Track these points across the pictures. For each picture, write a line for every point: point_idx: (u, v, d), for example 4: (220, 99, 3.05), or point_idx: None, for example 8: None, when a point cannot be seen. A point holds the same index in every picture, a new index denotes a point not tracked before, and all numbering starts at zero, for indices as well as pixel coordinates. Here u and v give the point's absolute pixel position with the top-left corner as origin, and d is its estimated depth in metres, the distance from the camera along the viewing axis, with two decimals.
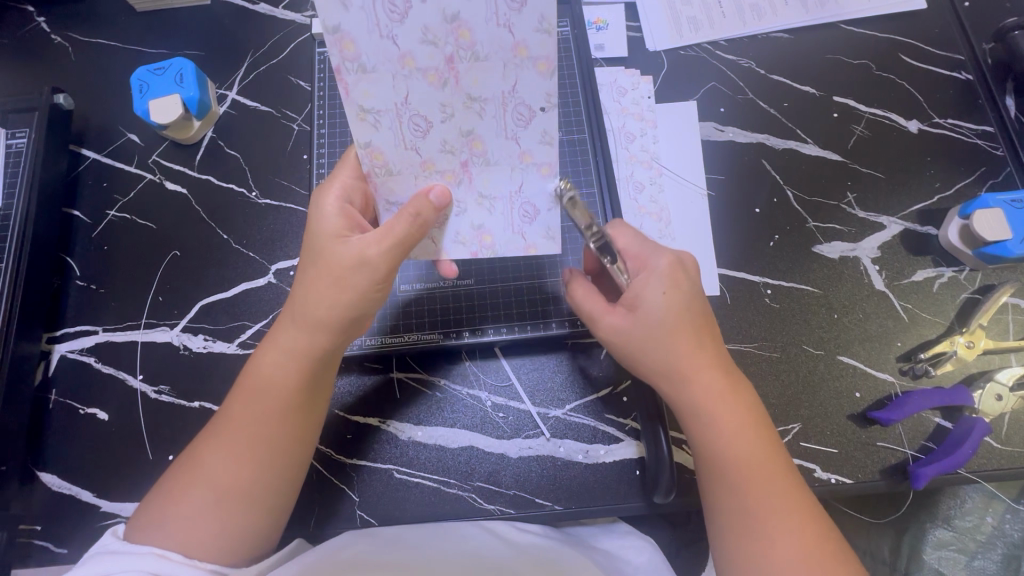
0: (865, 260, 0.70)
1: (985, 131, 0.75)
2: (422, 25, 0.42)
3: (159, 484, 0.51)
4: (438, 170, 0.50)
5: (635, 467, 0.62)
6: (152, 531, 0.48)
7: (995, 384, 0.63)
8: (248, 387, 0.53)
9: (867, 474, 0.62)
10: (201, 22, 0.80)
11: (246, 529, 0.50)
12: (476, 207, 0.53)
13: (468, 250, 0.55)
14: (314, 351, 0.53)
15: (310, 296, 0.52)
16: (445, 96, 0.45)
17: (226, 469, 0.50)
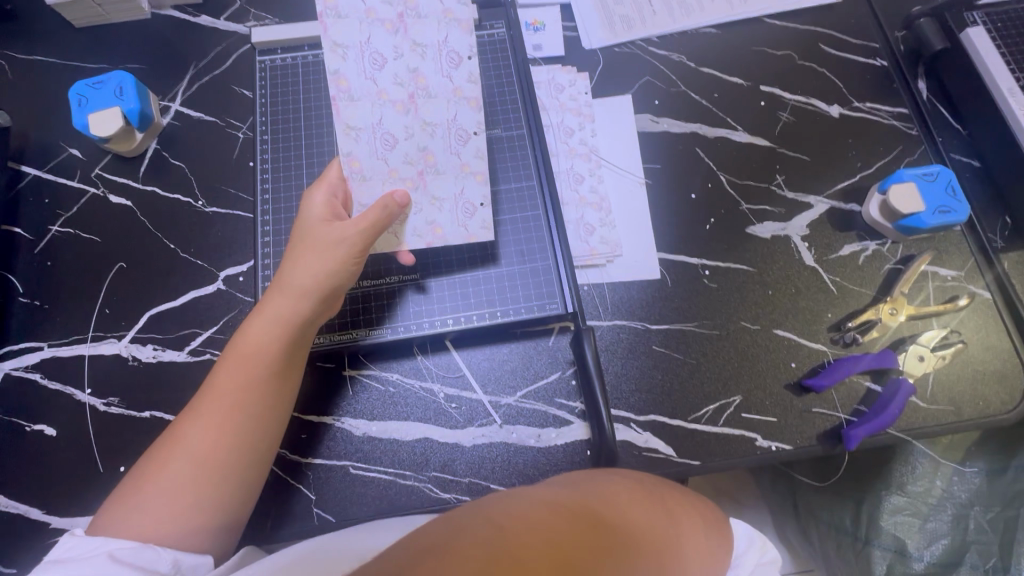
0: (795, 238, 0.73)
1: (900, 113, 0.80)
2: (394, 74, 0.58)
3: (130, 473, 0.52)
4: (400, 178, 0.60)
5: (585, 447, 0.64)
6: (122, 517, 0.48)
7: (916, 346, 0.67)
8: (231, 359, 0.56)
9: (805, 439, 0.66)
10: (142, 37, 0.81)
11: (215, 508, 0.51)
12: (431, 207, 0.62)
13: (422, 242, 0.62)
14: (295, 320, 0.57)
15: (295, 268, 0.58)
16: (409, 121, 0.59)
17: (203, 444, 0.52)
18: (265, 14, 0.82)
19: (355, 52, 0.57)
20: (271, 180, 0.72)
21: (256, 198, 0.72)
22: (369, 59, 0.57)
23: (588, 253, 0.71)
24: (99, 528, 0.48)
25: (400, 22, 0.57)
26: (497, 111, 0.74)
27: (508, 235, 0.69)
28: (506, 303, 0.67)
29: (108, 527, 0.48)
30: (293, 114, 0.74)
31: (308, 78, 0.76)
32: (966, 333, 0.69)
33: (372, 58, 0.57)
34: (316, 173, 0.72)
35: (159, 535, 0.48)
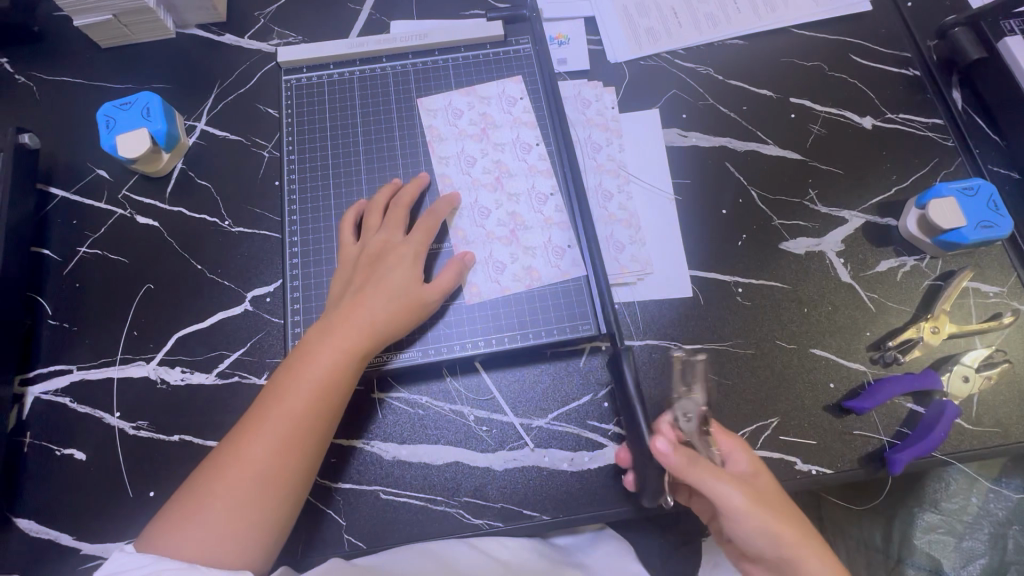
0: (830, 254, 0.72)
1: (935, 124, 0.78)
2: (484, 167, 0.71)
3: (182, 490, 0.53)
4: (496, 238, 0.68)
5: (620, 471, 0.63)
6: (186, 531, 0.50)
7: (961, 367, 0.64)
8: (297, 385, 0.55)
9: (846, 463, 0.64)
10: (168, 56, 0.81)
11: (262, 536, 0.52)
12: (524, 255, 0.68)
13: (521, 286, 0.67)
14: (359, 355, 0.58)
15: (371, 308, 0.59)
16: (498, 196, 0.70)
17: (268, 471, 0.52)
18: (288, 32, 0.82)
19: (453, 158, 0.72)
20: (298, 200, 0.72)
21: (282, 218, 0.72)
22: (464, 161, 0.72)
23: (619, 272, 0.70)
24: (152, 545, 0.50)
25: (484, 134, 0.73)
26: (524, 126, 0.73)
27: (535, 253, 0.68)
28: (536, 324, 0.66)
29: (161, 547, 0.49)
30: (319, 132, 0.74)
31: (333, 96, 0.75)
32: (1011, 351, 0.67)
33: (466, 159, 0.72)
34: (342, 192, 0.72)
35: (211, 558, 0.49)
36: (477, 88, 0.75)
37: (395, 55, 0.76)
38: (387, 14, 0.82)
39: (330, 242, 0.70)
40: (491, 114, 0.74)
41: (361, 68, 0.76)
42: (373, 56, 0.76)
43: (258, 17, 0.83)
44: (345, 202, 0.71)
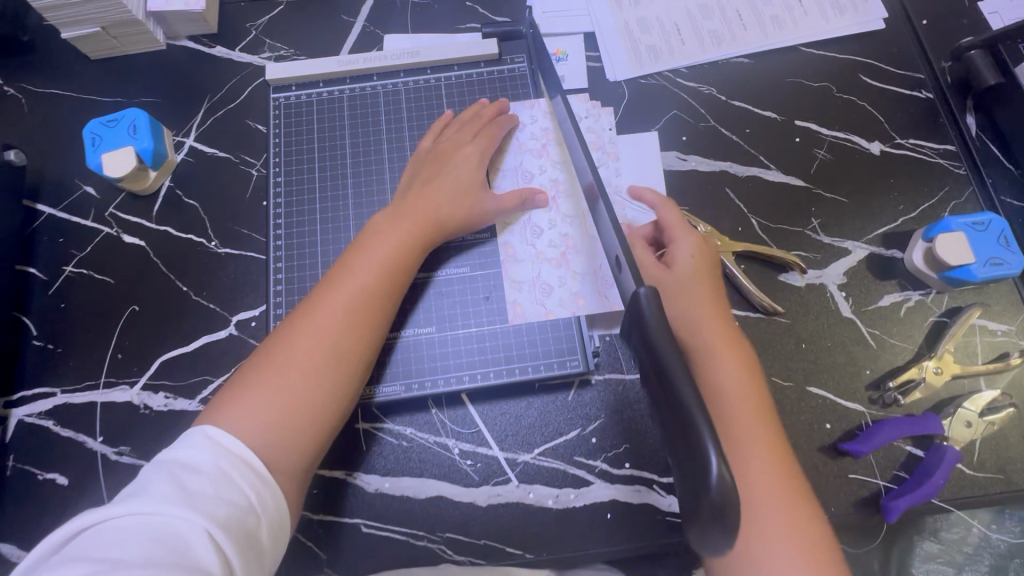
0: (831, 287, 0.69)
1: (946, 150, 0.75)
2: (543, 185, 0.69)
3: (249, 361, 0.54)
4: (547, 259, 0.66)
5: (607, 510, 0.62)
6: (251, 396, 0.51)
7: (963, 411, 0.62)
8: (360, 262, 0.57)
9: (842, 507, 0.62)
10: (158, 69, 0.80)
11: (324, 411, 0.52)
12: (573, 280, 0.66)
13: (567, 311, 0.65)
14: (419, 236, 0.60)
15: (436, 197, 0.62)
16: (552, 216, 0.68)
17: (335, 334, 0.54)
18: (280, 45, 0.80)
19: (511, 171, 0.70)
20: (284, 222, 0.70)
21: (268, 239, 0.70)
22: (522, 176, 0.69)
23: None
24: (217, 416, 0.50)
25: (546, 149, 0.70)
26: (519, 147, 0.70)
27: (543, 280, 0.66)
28: (524, 359, 0.64)
29: (230, 418, 0.49)
30: (307, 152, 0.72)
31: (322, 115, 0.73)
32: (1016, 394, 0.65)
33: (525, 173, 0.70)
34: (329, 214, 0.70)
35: (279, 436, 0.50)
36: (532, 102, 0.73)
37: (387, 72, 0.75)
38: (381, 27, 0.80)
39: (314, 265, 0.69)
40: (543, 130, 0.71)
41: (351, 86, 0.74)
42: (363, 73, 0.74)
43: (250, 29, 0.81)
44: (331, 225, 0.70)
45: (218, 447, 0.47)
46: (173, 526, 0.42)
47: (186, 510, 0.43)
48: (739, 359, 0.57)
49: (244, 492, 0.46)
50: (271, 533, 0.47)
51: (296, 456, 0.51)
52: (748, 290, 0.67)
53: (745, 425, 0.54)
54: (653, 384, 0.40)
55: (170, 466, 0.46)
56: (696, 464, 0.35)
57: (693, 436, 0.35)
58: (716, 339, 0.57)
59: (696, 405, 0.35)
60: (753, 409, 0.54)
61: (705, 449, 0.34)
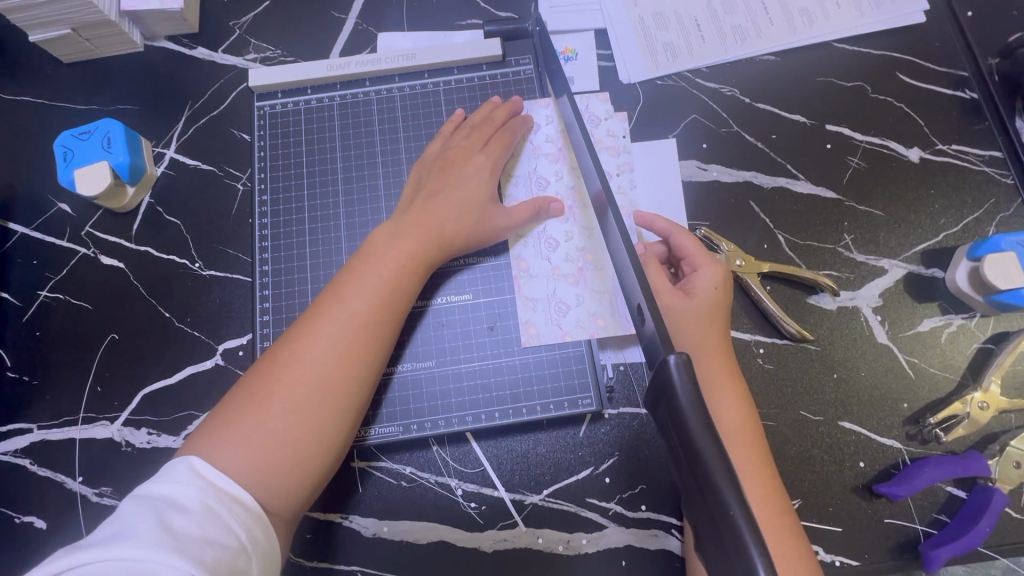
0: (865, 310, 0.64)
1: (992, 157, 0.69)
2: (558, 193, 0.63)
3: (234, 389, 0.49)
4: (562, 275, 0.61)
5: (622, 556, 0.57)
6: (233, 435, 0.45)
7: (1012, 450, 0.57)
8: (355, 285, 0.52)
9: (876, 554, 0.57)
10: (135, 73, 0.74)
11: (316, 454, 0.48)
12: (591, 299, 0.60)
13: (585, 333, 0.59)
14: (421, 255, 0.55)
15: (440, 213, 0.57)
16: (569, 227, 0.62)
17: (327, 366, 0.49)
18: (266, 45, 0.74)
19: (523, 177, 0.64)
20: (271, 242, 0.65)
21: (254, 262, 0.65)
22: (536, 184, 0.63)
23: None
24: (196, 450, 0.45)
25: (561, 153, 0.64)
26: (534, 153, 0.64)
27: (563, 299, 0.60)
28: (531, 396, 0.60)
29: (209, 454, 0.44)
30: (295, 166, 0.67)
31: (312, 124, 0.68)
32: None
33: (539, 180, 0.63)
34: (319, 233, 0.65)
35: (263, 479, 0.45)
36: (548, 100, 0.66)
37: (381, 77, 0.69)
38: (374, 25, 0.74)
39: (303, 292, 0.64)
40: (558, 132, 0.65)
41: (342, 92, 0.68)
42: (355, 78, 0.68)
43: (233, 28, 0.75)
44: (322, 246, 0.65)
45: (204, 481, 0.42)
46: (154, 573, 0.37)
47: (168, 553, 0.37)
48: (737, 396, 0.52)
49: (235, 532, 0.41)
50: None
51: (281, 501, 0.46)
52: (775, 314, 0.62)
53: (740, 469, 0.50)
54: (682, 465, 0.33)
55: (150, 502, 0.40)
56: (740, 575, 0.29)
57: (737, 544, 0.29)
58: (712, 374, 0.52)
59: (743, 516, 0.29)
60: (749, 450, 0.51)
61: (752, 564, 0.28)
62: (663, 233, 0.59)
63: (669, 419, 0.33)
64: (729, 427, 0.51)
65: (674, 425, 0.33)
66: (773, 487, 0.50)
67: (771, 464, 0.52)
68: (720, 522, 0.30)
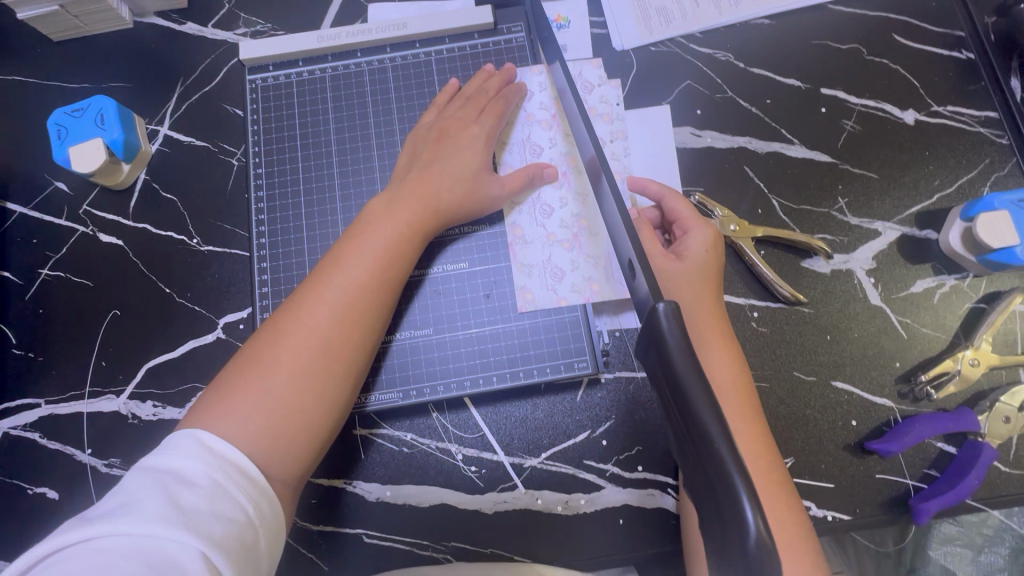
0: (859, 272, 0.64)
1: (987, 118, 0.68)
2: (552, 160, 0.63)
3: (233, 362, 0.49)
4: (557, 241, 0.61)
5: (620, 515, 0.59)
6: (235, 402, 0.46)
7: (1002, 406, 0.59)
8: (351, 254, 0.52)
9: (867, 508, 0.59)
10: (126, 50, 0.73)
11: (317, 419, 0.49)
12: (586, 264, 0.60)
13: (581, 298, 0.60)
14: (416, 225, 0.55)
15: (434, 182, 0.57)
16: (564, 193, 0.62)
17: (326, 333, 0.49)
18: (256, 19, 0.73)
19: (517, 145, 0.64)
20: (267, 216, 0.65)
21: (251, 236, 0.65)
22: (530, 151, 0.63)
23: None
24: (199, 421, 0.46)
25: (555, 120, 0.64)
26: (528, 120, 0.64)
27: (559, 265, 0.61)
28: (528, 362, 0.60)
29: (212, 424, 0.45)
30: (288, 140, 0.67)
31: (304, 97, 0.68)
32: None
33: (533, 147, 0.63)
34: (315, 206, 0.65)
35: (268, 445, 0.46)
36: (541, 67, 0.65)
37: (372, 48, 0.68)
38: None
39: (301, 266, 0.64)
40: (552, 98, 0.64)
41: (333, 64, 0.68)
42: (346, 50, 0.68)
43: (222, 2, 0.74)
44: (317, 220, 0.65)
45: (210, 455, 0.43)
46: (164, 548, 0.37)
47: (178, 529, 0.38)
48: (731, 353, 0.53)
49: (243, 506, 0.42)
50: (269, 548, 0.43)
51: (287, 465, 0.47)
52: (769, 278, 0.62)
53: (733, 426, 0.51)
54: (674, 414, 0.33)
55: (158, 475, 0.41)
56: (729, 519, 0.30)
57: (725, 485, 0.30)
58: (704, 330, 0.53)
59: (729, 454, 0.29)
60: (742, 409, 0.52)
61: (739, 503, 0.29)
62: (655, 198, 0.59)
63: (661, 367, 0.33)
64: (722, 386, 0.52)
65: (666, 372, 0.33)
66: (767, 444, 0.51)
67: (764, 423, 0.52)
68: (709, 466, 0.31)
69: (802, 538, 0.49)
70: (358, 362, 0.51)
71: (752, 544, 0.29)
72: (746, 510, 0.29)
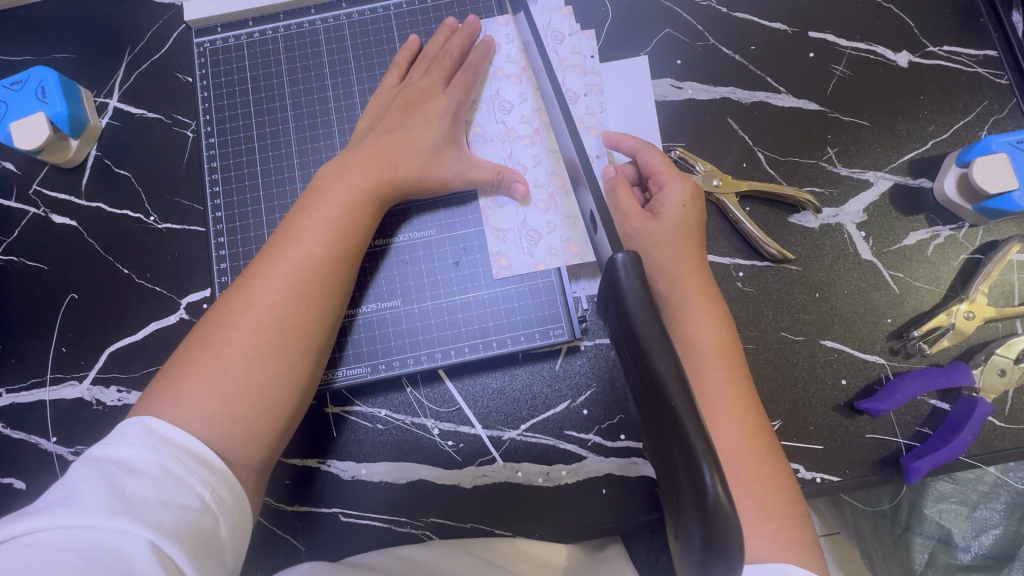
0: (849, 226, 0.61)
1: (986, 57, 0.64)
2: (522, 117, 0.59)
3: (184, 346, 0.47)
4: (532, 203, 0.58)
5: (602, 485, 0.57)
6: (188, 386, 0.44)
7: (997, 359, 0.57)
8: (302, 225, 0.50)
9: (857, 469, 0.57)
10: (66, 16, 0.68)
11: (278, 399, 0.46)
12: (563, 225, 0.57)
13: (558, 261, 0.57)
14: (373, 192, 0.52)
15: (393, 149, 0.53)
16: (536, 151, 0.59)
17: (280, 310, 0.47)
18: None
19: (486, 101, 0.60)
20: (224, 190, 0.62)
21: (209, 211, 0.62)
22: (500, 108, 0.59)
23: None
24: (150, 410, 0.43)
25: (525, 74, 0.60)
26: (496, 76, 0.60)
27: (534, 227, 0.58)
28: (503, 330, 0.58)
29: (164, 410, 0.43)
30: (242, 107, 0.63)
31: (257, 61, 0.63)
32: None
33: (502, 103, 0.59)
34: (274, 178, 0.62)
35: (225, 430, 0.44)
36: (508, 17, 0.61)
37: (327, 4, 0.64)
38: None
39: (262, 241, 0.61)
40: (520, 50, 0.60)
41: (287, 24, 0.64)
42: (299, 7, 0.64)
43: None
44: (276, 191, 0.62)
45: (159, 441, 0.41)
46: (108, 540, 0.36)
47: (122, 520, 0.36)
48: (715, 309, 0.51)
49: (197, 493, 0.40)
50: (232, 534, 0.41)
51: (250, 449, 0.45)
52: (754, 235, 0.59)
53: (714, 388, 0.48)
54: (636, 377, 0.35)
55: (103, 466, 0.39)
56: (687, 484, 0.31)
57: (685, 448, 0.30)
58: (687, 284, 0.51)
59: (686, 410, 0.30)
60: (725, 371, 0.49)
61: (699, 468, 0.30)
62: (629, 151, 0.57)
63: (622, 326, 0.36)
64: (703, 347, 0.49)
65: (627, 331, 0.35)
66: (755, 409, 0.49)
67: (749, 386, 0.50)
68: (668, 425, 0.32)
69: (788, 504, 0.47)
70: (317, 338, 0.48)
71: (710, 504, 0.29)
72: (705, 473, 0.29)
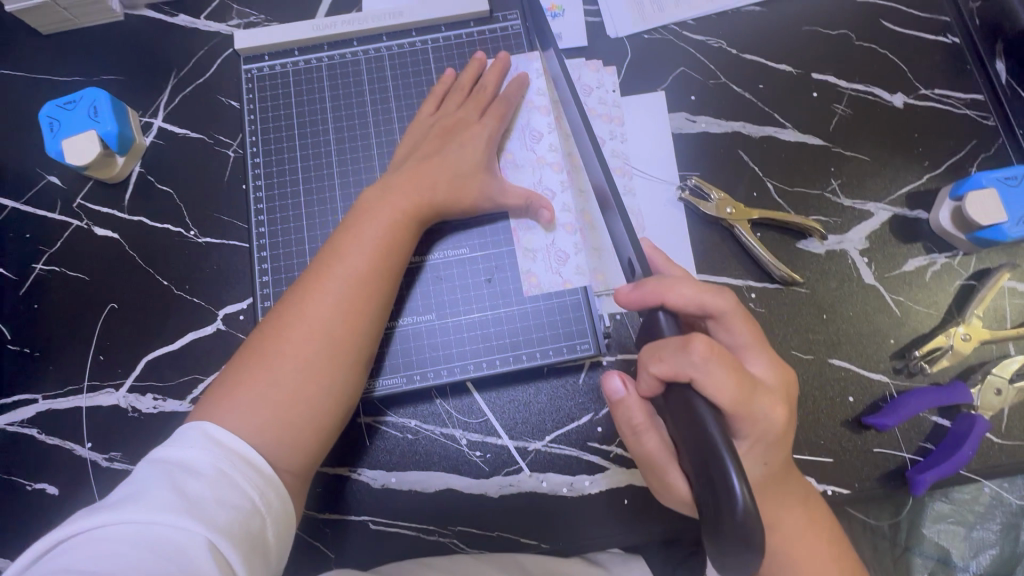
0: (853, 252, 0.65)
1: (974, 100, 0.70)
2: (551, 147, 0.63)
3: (238, 356, 0.49)
4: (560, 226, 0.62)
5: (624, 495, 0.59)
6: (244, 395, 0.46)
7: (993, 378, 0.61)
8: (352, 246, 0.53)
9: (865, 481, 0.60)
10: (116, 41, 0.71)
11: (324, 410, 0.49)
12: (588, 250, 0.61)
13: (584, 280, 0.61)
14: (414, 216, 0.55)
15: (432, 171, 0.57)
16: (564, 178, 0.63)
17: (333, 325, 0.49)
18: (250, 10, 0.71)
19: (517, 131, 0.64)
20: (265, 207, 0.65)
21: (250, 227, 0.65)
22: (529, 137, 0.64)
23: None
24: (206, 416, 0.46)
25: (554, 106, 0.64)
26: (526, 108, 0.64)
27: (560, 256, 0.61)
28: (531, 344, 0.61)
29: (221, 417, 0.45)
30: (285, 130, 0.67)
31: (301, 87, 0.67)
32: None
33: (532, 134, 0.64)
34: (313, 197, 0.65)
35: (277, 439, 0.46)
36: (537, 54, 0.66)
37: (368, 37, 0.68)
38: None
39: (301, 257, 0.64)
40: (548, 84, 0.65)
41: (330, 54, 0.68)
42: (341, 39, 0.68)
43: None
44: (316, 209, 0.65)
45: (216, 446, 0.43)
46: (166, 535, 0.37)
47: (181, 517, 0.38)
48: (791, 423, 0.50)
49: (248, 495, 0.42)
50: (277, 539, 0.43)
51: (297, 459, 0.47)
52: (766, 259, 0.63)
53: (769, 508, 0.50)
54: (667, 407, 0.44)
55: (163, 466, 0.41)
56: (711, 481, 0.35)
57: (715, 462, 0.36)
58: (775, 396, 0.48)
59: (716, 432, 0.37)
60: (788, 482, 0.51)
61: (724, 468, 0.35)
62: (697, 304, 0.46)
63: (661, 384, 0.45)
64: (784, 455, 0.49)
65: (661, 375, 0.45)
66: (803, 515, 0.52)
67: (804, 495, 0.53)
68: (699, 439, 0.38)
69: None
70: (363, 355, 0.51)
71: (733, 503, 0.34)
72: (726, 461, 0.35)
